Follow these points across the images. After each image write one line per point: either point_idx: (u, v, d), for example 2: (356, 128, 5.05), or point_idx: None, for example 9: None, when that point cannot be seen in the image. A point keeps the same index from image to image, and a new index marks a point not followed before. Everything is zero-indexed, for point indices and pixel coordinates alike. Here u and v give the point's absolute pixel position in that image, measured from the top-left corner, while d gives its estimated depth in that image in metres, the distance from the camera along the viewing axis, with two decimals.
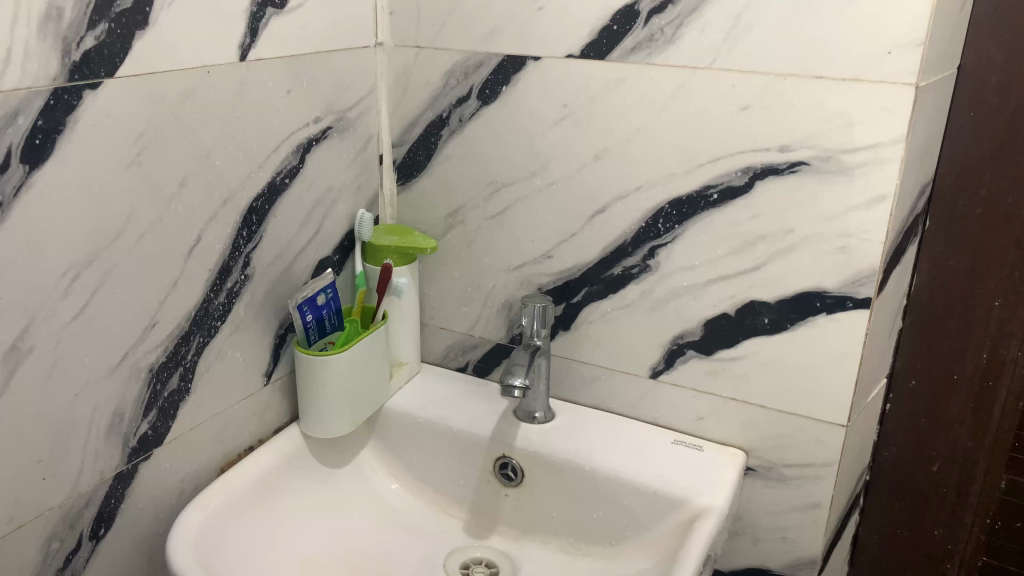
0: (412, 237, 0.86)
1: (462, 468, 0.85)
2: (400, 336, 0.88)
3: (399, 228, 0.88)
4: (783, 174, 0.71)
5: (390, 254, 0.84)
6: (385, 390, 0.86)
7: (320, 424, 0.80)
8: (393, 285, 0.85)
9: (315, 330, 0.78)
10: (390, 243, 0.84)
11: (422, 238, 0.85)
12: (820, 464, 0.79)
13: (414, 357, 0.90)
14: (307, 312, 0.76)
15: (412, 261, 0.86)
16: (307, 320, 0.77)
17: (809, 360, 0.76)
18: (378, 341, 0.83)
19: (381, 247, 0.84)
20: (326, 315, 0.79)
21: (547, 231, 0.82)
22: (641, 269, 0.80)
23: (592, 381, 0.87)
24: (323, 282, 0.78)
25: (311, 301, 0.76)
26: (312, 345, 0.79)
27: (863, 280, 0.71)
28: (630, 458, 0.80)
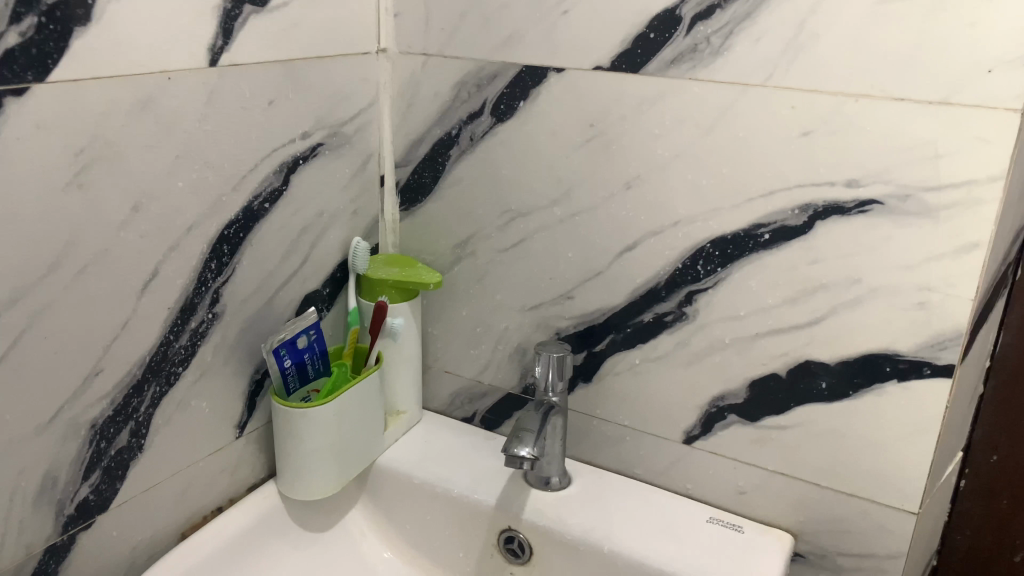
0: (413, 270, 0.75)
1: (462, 538, 0.74)
2: (398, 382, 0.77)
3: (400, 259, 0.77)
4: (851, 215, 0.59)
5: (388, 290, 0.74)
6: (377, 443, 0.75)
7: (299, 486, 0.69)
8: (390, 325, 0.74)
9: (296, 377, 0.68)
10: (388, 276, 0.73)
11: (425, 271, 0.75)
12: (884, 555, 0.67)
13: (414, 405, 0.80)
14: (286, 357, 0.66)
15: (412, 297, 0.75)
16: (285, 365, 0.67)
17: (875, 435, 0.64)
18: (369, 388, 0.72)
19: (377, 282, 0.74)
20: (310, 359, 0.69)
21: (567, 269, 0.71)
22: (676, 317, 0.68)
23: (616, 442, 0.75)
24: (306, 322, 0.67)
25: (291, 344, 0.66)
26: (292, 395, 0.68)
27: (945, 344, 0.59)
28: (656, 538, 0.68)
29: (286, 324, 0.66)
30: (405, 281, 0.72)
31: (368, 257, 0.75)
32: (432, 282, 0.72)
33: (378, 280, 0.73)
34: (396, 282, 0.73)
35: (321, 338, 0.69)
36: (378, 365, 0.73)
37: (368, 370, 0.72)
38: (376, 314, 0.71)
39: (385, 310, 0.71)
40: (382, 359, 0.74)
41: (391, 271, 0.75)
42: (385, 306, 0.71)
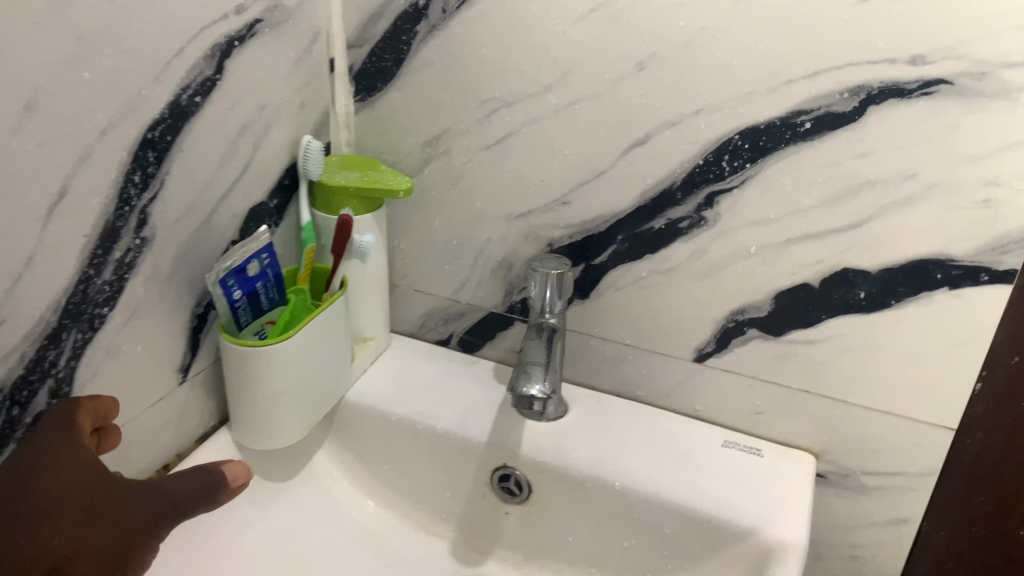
0: (376, 175, 0.63)
1: (448, 478, 0.65)
2: (365, 307, 0.67)
3: (359, 161, 0.65)
4: (912, 98, 0.50)
5: (348, 199, 0.62)
6: (345, 378, 0.65)
7: (261, 434, 0.59)
8: (354, 241, 0.62)
9: (248, 310, 0.56)
10: (349, 183, 0.61)
11: (391, 176, 0.63)
12: (914, 474, 0.61)
13: (383, 331, 0.70)
14: (235, 287, 0.54)
15: (377, 207, 0.64)
16: (235, 298, 0.55)
17: (916, 347, 0.57)
18: (334, 317, 0.61)
19: (336, 190, 0.61)
20: (263, 288, 0.57)
21: (563, 169, 0.61)
22: (693, 223, 0.59)
23: (616, 363, 0.67)
24: (256, 244, 0.55)
25: (241, 271, 0.54)
26: (244, 331, 0.57)
27: (1008, 247, 0.52)
28: (670, 470, 0.61)
29: (233, 247, 0.54)
30: (371, 188, 0.61)
31: (322, 159, 0.62)
32: (403, 188, 0.61)
33: (337, 187, 0.61)
34: (359, 189, 0.61)
35: (275, 262, 0.58)
36: (343, 289, 0.62)
37: (332, 296, 0.61)
38: (338, 230, 0.59)
39: (349, 224, 0.60)
40: (346, 282, 0.63)
41: (351, 177, 0.63)
42: (348, 220, 0.60)
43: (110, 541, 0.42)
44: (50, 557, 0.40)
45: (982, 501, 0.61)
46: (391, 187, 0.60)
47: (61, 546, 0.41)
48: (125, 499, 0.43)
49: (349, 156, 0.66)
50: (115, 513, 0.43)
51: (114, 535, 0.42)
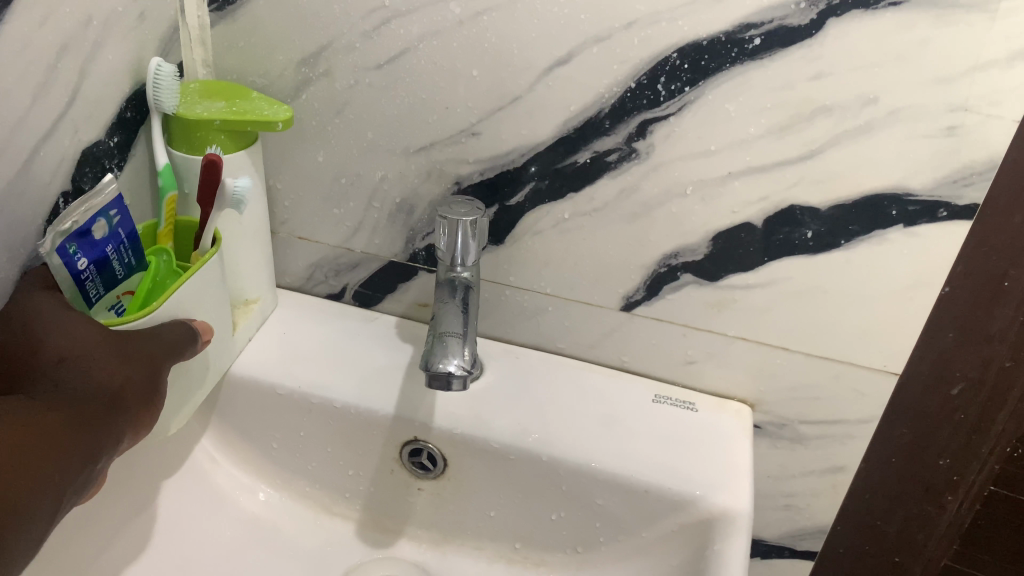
0: (247, 104, 0.52)
1: (351, 455, 0.57)
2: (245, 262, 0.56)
3: (223, 88, 0.53)
4: (877, 9, 0.43)
5: (215, 135, 0.50)
6: (228, 350, 0.54)
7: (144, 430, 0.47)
8: (228, 186, 0.49)
9: (98, 282, 0.44)
10: (214, 115, 0.50)
11: (266, 104, 0.52)
12: (855, 422, 0.58)
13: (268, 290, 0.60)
14: (78, 255, 0.42)
15: (250, 141, 0.53)
16: (80, 268, 0.43)
17: (864, 290, 0.52)
18: (212, 280, 0.50)
19: (197, 123, 0.50)
20: (115, 253, 0.45)
21: (471, 93, 0.51)
22: (622, 156, 0.51)
23: (533, 314, 0.60)
24: (105, 198, 0.43)
25: (84, 234, 0.43)
26: (95, 309, 0.45)
27: (972, 179, 0.47)
28: (601, 434, 0.55)
29: (73, 203, 0.42)
30: (242, 120, 0.50)
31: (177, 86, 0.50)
32: (283, 118, 0.50)
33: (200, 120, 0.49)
34: (228, 123, 0.50)
35: (129, 219, 0.46)
36: (217, 247, 0.50)
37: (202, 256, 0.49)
38: (206, 172, 0.46)
39: (219, 166, 0.46)
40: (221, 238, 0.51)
41: (215, 106, 0.51)
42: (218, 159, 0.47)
43: (146, 378, 0.42)
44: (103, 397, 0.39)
45: (903, 434, 0.57)
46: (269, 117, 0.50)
47: (106, 380, 0.40)
48: (142, 336, 0.42)
49: (208, 82, 0.54)
50: (141, 347, 0.42)
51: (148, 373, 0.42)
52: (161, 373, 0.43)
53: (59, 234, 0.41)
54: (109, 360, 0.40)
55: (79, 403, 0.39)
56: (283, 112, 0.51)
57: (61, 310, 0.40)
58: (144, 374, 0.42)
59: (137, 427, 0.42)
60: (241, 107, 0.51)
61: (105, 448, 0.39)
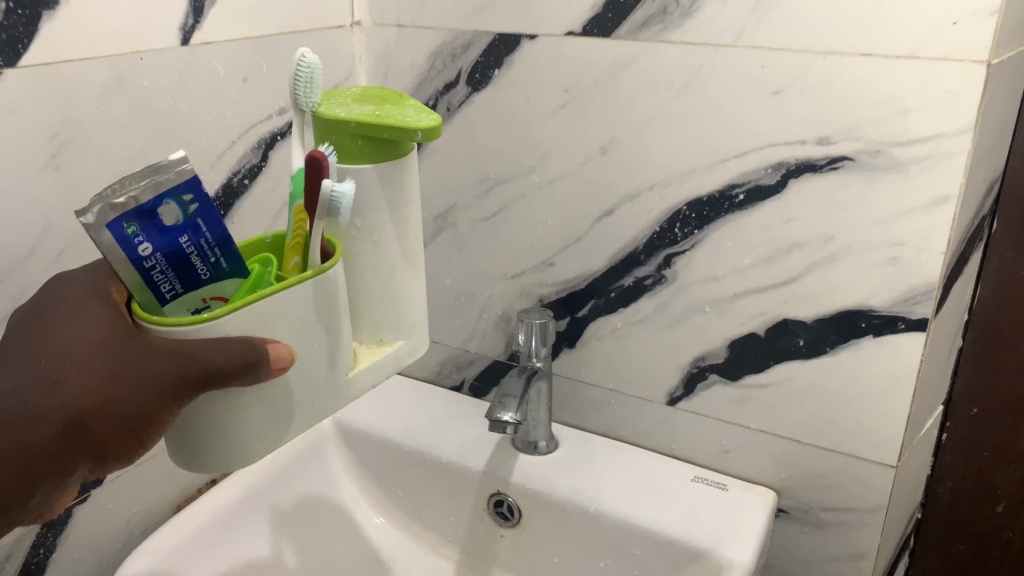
0: (393, 110, 0.51)
1: (452, 503, 0.75)
2: (380, 287, 0.54)
3: (383, 96, 0.53)
4: (823, 172, 0.60)
5: (352, 138, 0.50)
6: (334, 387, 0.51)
7: (226, 439, 0.45)
8: (327, 189, 0.45)
9: (172, 277, 0.42)
10: (351, 116, 0.49)
11: (416, 110, 0.51)
12: (866, 510, 0.67)
13: (410, 333, 0.58)
14: (140, 237, 0.41)
15: (394, 151, 0.52)
16: (143, 254, 0.41)
17: (855, 390, 0.64)
18: (318, 298, 0.47)
19: (335, 122, 0.49)
20: (194, 250, 0.43)
21: (547, 235, 0.72)
22: (655, 281, 0.69)
23: (601, 406, 0.77)
24: (173, 178, 0.41)
25: (148, 215, 0.41)
26: (169, 307, 0.43)
27: (918, 298, 0.59)
28: (642, 499, 0.69)
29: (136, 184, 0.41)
30: (379, 124, 0.48)
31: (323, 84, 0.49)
32: (420, 127, 0.48)
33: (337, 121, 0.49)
34: (362, 125, 0.49)
35: (218, 220, 0.44)
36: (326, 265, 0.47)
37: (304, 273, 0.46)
38: (308, 169, 0.46)
39: (322, 164, 0.45)
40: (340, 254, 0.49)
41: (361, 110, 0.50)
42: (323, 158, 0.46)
43: (133, 404, 0.39)
44: (56, 416, 0.37)
45: None
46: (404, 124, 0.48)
47: (73, 398, 0.38)
48: (148, 355, 0.40)
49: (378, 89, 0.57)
50: (136, 365, 0.39)
51: (139, 399, 0.39)
52: (164, 404, 0.40)
53: (112, 208, 0.39)
54: (87, 372, 0.38)
55: (27, 416, 0.37)
56: (425, 122, 0.49)
57: (89, 313, 0.40)
58: (130, 398, 0.39)
59: (100, 458, 0.39)
60: (386, 113, 0.50)
61: (45, 478, 0.38)
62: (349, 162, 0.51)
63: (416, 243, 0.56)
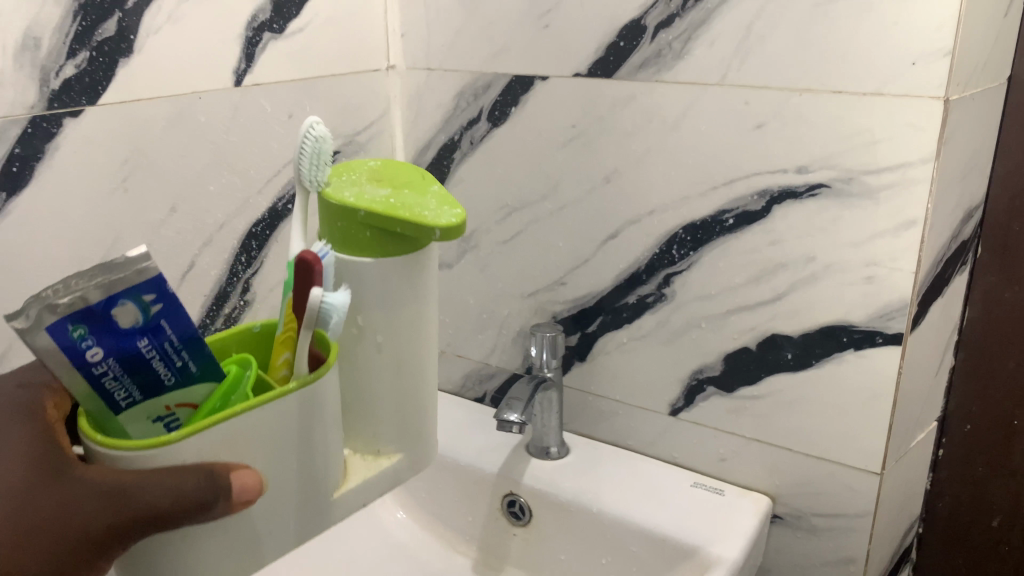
0: (410, 198, 0.51)
1: (470, 503, 0.82)
2: (379, 392, 0.54)
3: (404, 177, 0.54)
4: (803, 198, 0.65)
5: (360, 228, 0.50)
6: (333, 503, 0.51)
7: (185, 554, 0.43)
8: (319, 299, 0.45)
9: (127, 383, 0.41)
10: (361, 205, 0.50)
11: (436, 201, 0.51)
12: (854, 515, 0.71)
13: (416, 446, 0.57)
14: (88, 341, 0.39)
15: (405, 241, 0.51)
16: (90, 357, 0.39)
17: (839, 401, 0.69)
18: (300, 411, 0.46)
19: (346, 207, 0.50)
20: (152, 353, 0.41)
21: (560, 256, 0.80)
22: (656, 298, 0.75)
23: (610, 416, 0.82)
24: (129, 279, 0.40)
25: (98, 318, 0.39)
26: (125, 414, 0.41)
27: (892, 314, 0.64)
28: (642, 501, 0.74)
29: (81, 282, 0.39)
30: (391, 217, 0.49)
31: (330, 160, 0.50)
32: (436, 225, 0.48)
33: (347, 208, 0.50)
34: (372, 215, 0.49)
35: (178, 321, 0.42)
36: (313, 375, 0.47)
37: (287, 386, 0.46)
38: (301, 275, 0.46)
39: (314, 270, 0.45)
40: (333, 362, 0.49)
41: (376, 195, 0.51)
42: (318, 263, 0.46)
43: (57, 553, 0.36)
44: None
45: None
46: (418, 214, 0.49)
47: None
48: (76, 500, 0.37)
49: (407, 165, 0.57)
50: (59, 513, 0.37)
51: (69, 547, 0.37)
52: (104, 549, 0.38)
53: (55, 311, 0.37)
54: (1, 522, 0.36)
55: None
56: (443, 215, 0.49)
57: (19, 445, 0.39)
58: (57, 547, 0.36)
59: None
60: (401, 203, 0.50)
61: None
62: (359, 252, 0.51)
63: (423, 345, 0.54)
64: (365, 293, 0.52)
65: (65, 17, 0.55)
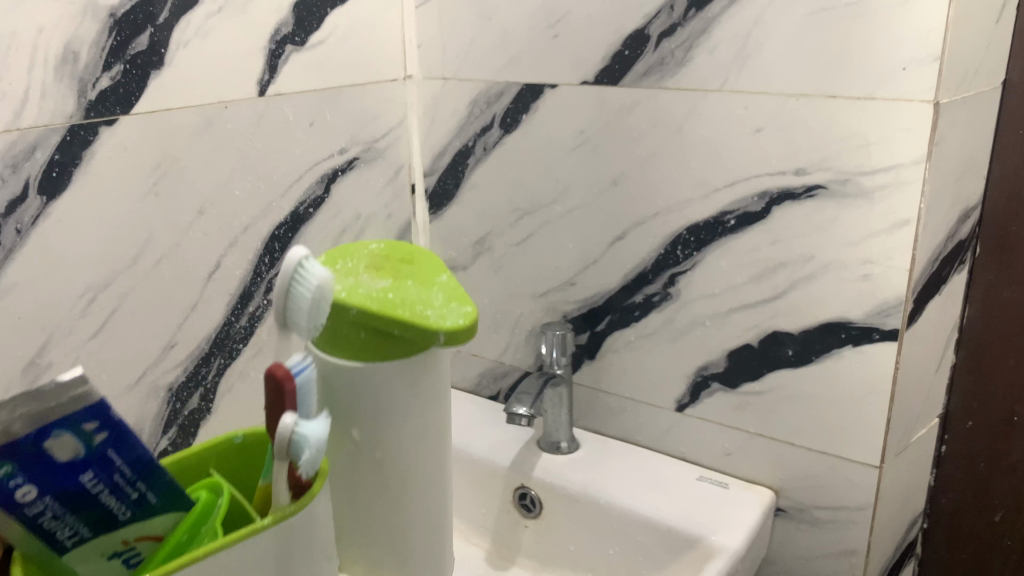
0: (412, 294, 0.55)
1: (484, 496, 0.85)
2: (382, 512, 0.58)
3: (406, 274, 0.58)
4: (801, 199, 0.68)
5: (356, 330, 0.54)
6: None
7: None
8: (289, 427, 0.44)
9: (69, 518, 0.43)
10: (356, 302, 0.53)
11: (441, 296, 0.55)
12: (855, 508, 0.73)
13: (424, 569, 0.60)
14: (18, 478, 0.40)
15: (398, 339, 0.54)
16: (26, 497, 0.41)
17: (838, 396, 0.71)
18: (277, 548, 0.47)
19: (341, 303, 0.54)
20: (94, 482, 0.43)
21: (570, 258, 0.83)
22: (662, 297, 0.78)
23: (619, 413, 0.85)
24: (69, 408, 0.41)
25: (31, 457, 0.41)
26: (72, 547, 0.44)
27: (888, 310, 0.66)
28: (648, 494, 0.77)
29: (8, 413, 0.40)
30: (386, 315, 0.52)
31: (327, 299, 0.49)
32: (436, 327, 0.51)
33: (341, 305, 0.53)
34: (364, 313, 0.53)
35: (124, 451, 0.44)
36: (288, 509, 0.47)
37: (261, 523, 0.46)
38: (280, 400, 0.45)
39: (286, 389, 0.44)
40: (317, 491, 0.49)
41: (373, 290, 0.55)
42: (292, 385, 0.45)
43: None
44: None
45: None
46: (418, 312, 0.53)
47: None
48: None
49: (415, 252, 0.61)
50: None
51: None
52: None
53: None
54: None
55: None
56: (446, 313, 0.53)
57: None
58: None
59: None
60: (402, 299, 0.54)
61: None
62: (353, 354, 0.55)
63: (422, 467, 0.57)
64: (357, 408, 0.56)
65: (101, 33, 0.60)
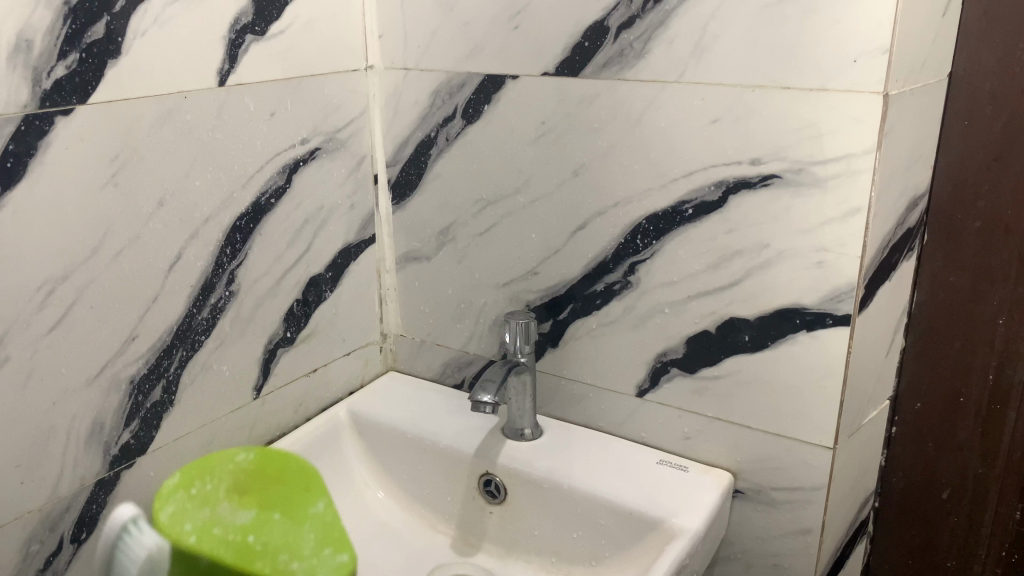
0: (284, 535, 0.37)
1: (449, 484, 0.86)
2: None
3: (275, 491, 0.40)
4: (757, 188, 0.69)
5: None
6: None
7: None
8: None
9: None
10: (202, 550, 0.36)
11: (316, 539, 0.38)
12: (809, 488, 0.75)
13: None
14: None
15: None
16: None
17: (793, 379, 0.73)
18: None
19: (184, 554, 0.36)
20: None
21: (532, 247, 0.84)
22: (622, 286, 0.79)
23: (581, 399, 0.86)
24: None
25: None
26: None
27: (841, 296, 0.68)
28: (611, 477, 0.78)
29: None
30: None
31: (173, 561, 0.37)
32: None
33: (183, 557, 0.36)
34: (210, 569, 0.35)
35: None
36: None
37: None
38: None
39: None
40: None
41: (234, 524, 0.37)
42: None
43: None
44: None
45: None
46: (281, 570, 0.36)
47: None
48: None
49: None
50: None
51: None
52: None
53: None
54: None
55: None
56: (316, 570, 0.36)
57: None
58: None
59: None
60: (265, 546, 0.37)
61: None
62: None
63: None
64: None
65: (56, 21, 0.59)
